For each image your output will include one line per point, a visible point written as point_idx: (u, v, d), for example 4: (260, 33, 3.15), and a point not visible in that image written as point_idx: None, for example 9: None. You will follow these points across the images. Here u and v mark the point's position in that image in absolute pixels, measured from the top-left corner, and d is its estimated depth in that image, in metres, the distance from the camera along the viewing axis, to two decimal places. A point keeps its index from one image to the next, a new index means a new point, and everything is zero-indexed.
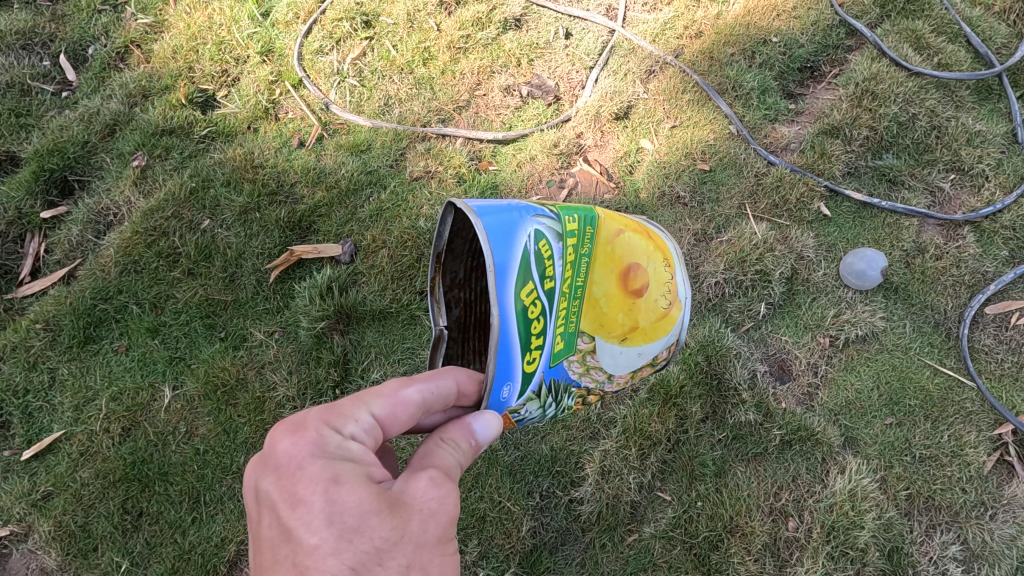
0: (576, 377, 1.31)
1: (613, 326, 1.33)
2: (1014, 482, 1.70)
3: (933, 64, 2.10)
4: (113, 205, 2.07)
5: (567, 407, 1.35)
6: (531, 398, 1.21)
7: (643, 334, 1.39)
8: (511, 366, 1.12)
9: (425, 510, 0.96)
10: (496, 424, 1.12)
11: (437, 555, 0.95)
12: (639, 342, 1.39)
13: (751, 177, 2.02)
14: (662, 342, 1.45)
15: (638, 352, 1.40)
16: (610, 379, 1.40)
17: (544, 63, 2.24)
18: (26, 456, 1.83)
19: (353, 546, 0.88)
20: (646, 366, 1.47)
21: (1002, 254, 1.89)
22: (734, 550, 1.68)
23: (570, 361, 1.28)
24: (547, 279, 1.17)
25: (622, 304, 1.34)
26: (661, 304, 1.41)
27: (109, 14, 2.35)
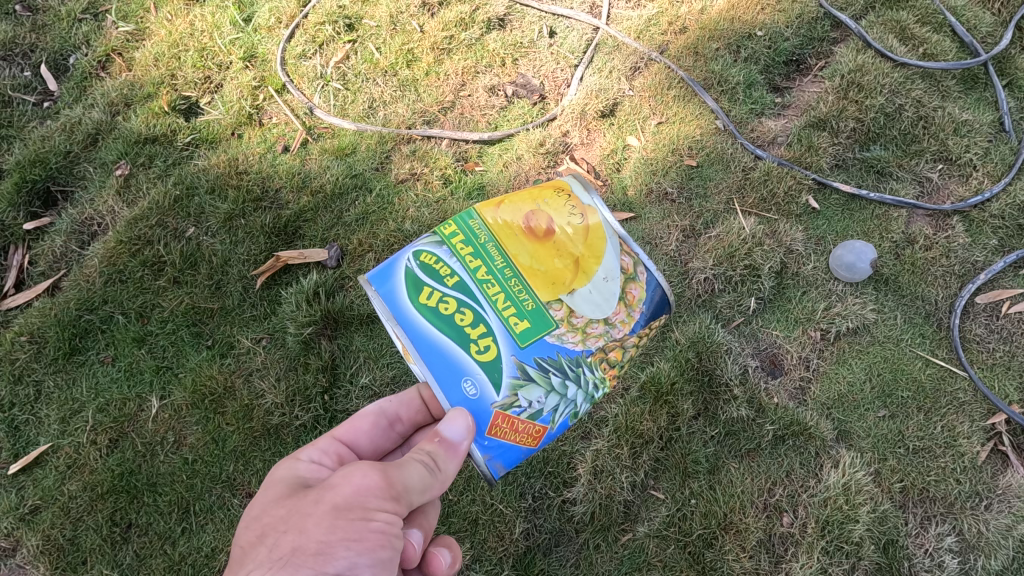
0: (577, 345, 1.14)
1: (559, 274, 1.15)
2: (1008, 471, 1.70)
3: (918, 54, 2.10)
4: (97, 215, 2.06)
5: (598, 379, 1.17)
6: (519, 385, 1.10)
7: (587, 257, 1.16)
8: (457, 362, 1.09)
9: (325, 488, 1.08)
10: (458, 415, 1.07)
11: (325, 518, 1.03)
12: (592, 267, 1.16)
13: (738, 172, 2.01)
14: (614, 251, 1.17)
15: (601, 274, 1.15)
16: (610, 323, 1.16)
17: (528, 62, 2.23)
18: (12, 470, 1.81)
19: (251, 528, 1.10)
20: (630, 283, 1.17)
21: (992, 243, 1.88)
22: (728, 547, 1.67)
23: (555, 333, 1.14)
24: (447, 275, 1.14)
25: (545, 245, 1.17)
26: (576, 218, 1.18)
27: (89, 23, 2.34)
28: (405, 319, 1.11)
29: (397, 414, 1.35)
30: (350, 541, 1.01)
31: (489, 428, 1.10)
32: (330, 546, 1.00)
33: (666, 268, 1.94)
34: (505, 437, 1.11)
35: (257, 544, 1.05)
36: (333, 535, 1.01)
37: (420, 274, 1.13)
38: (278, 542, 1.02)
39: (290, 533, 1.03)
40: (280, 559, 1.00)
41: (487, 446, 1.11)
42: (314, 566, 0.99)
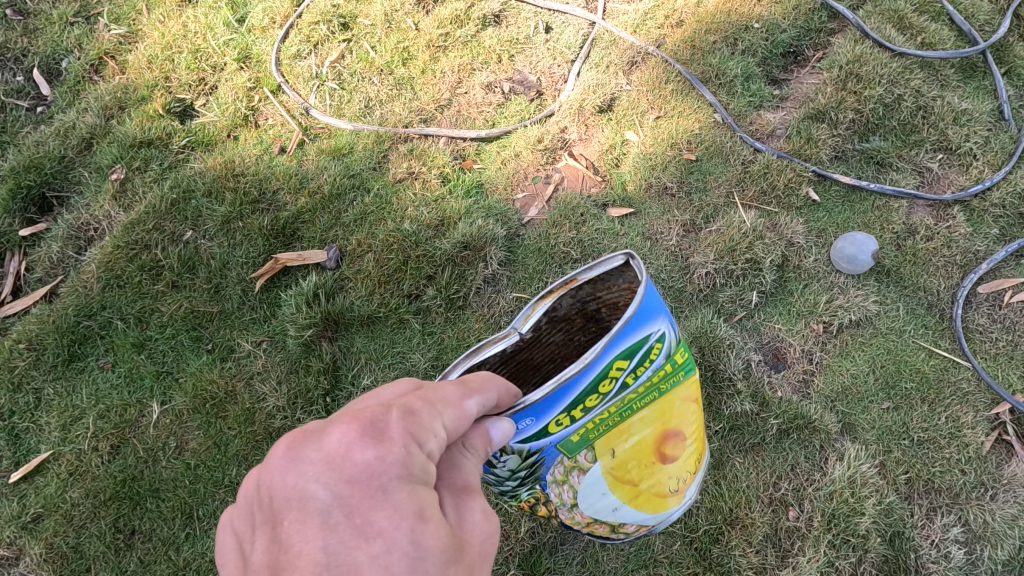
0: (551, 480, 1.21)
1: (627, 463, 1.26)
2: (1013, 461, 1.70)
3: (917, 43, 2.09)
4: (94, 220, 2.04)
5: (517, 496, 1.27)
6: (520, 453, 1.09)
7: (636, 499, 1.35)
8: (553, 406, 1.03)
9: (482, 552, 0.87)
10: (507, 434, 1.00)
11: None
12: (626, 500, 1.34)
13: (738, 165, 2.00)
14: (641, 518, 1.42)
15: (617, 507, 1.34)
16: (572, 508, 1.31)
17: (525, 58, 2.22)
18: (14, 478, 1.80)
19: None
20: (604, 522, 1.41)
21: (993, 232, 1.88)
22: (734, 542, 1.67)
23: (564, 459, 1.17)
24: (636, 374, 1.10)
25: (645, 457, 1.27)
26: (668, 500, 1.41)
27: (82, 26, 2.31)
28: (604, 353, 1.01)
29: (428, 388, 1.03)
30: None
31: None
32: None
33: (667, 263, 1.92)
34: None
35: None
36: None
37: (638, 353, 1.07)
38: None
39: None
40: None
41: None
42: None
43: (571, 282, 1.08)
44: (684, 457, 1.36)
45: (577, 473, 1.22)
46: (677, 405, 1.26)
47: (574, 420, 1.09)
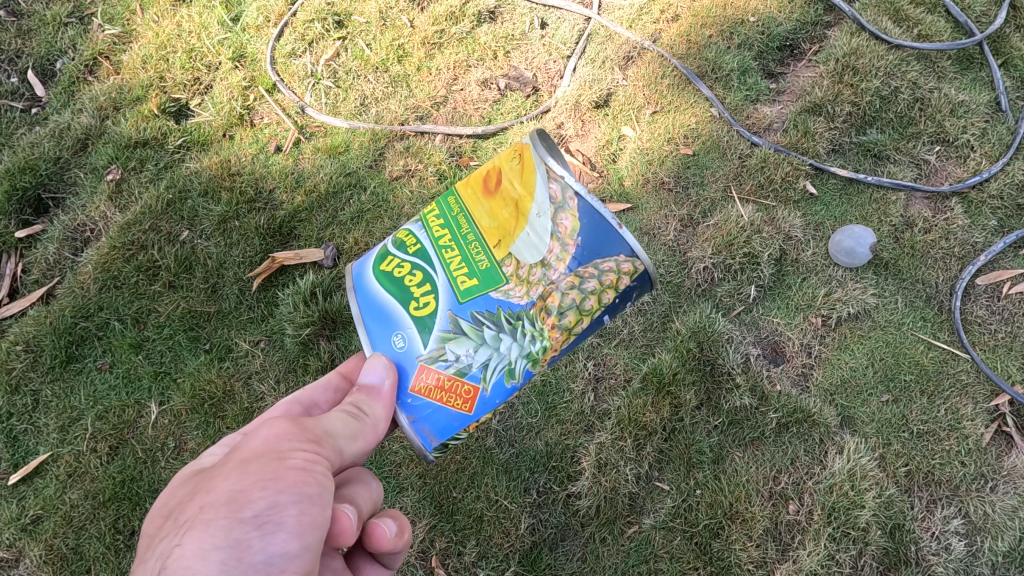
0: (522, 298, 1.12)
1: (506, 223, 1.13)
2: (1013, 452, 1.70)
3: (913, 36, 2.09)
4: (90, 221, 2.04)
5: (537, 332, 1.14)
6: (448, 337, 1.14)
7: (521, 196, 1.11)
8: (394, 317, 1.18)
9: (235, 453, 1.05)
10: (375, 359, 1.18)
11: (232, 470, 0.97)
12: (526, 208, 1.11)
13: (735, 159, 2.00)
14: (542, 182, 1.10)
15: (534, 215, 1.10)
16: (547, 265, 1.11)
17: (520, 54, 2.21)
18: (12, 480, 1.80)
19: (160, 515, 1.02)
20: (559, 213, 1.09)
21: (991, 224, 1.88)
22: (735, 536, 1.67)
23: (500, 290, 1.13)
24: (411, 244, 1.21)
25: (494, 198, 1.15)
26: (513, 161, 1.13)
27: (76, 26, 2.31)
28: (357, 282, 1.25)
29: (311, 399, 1.34)
30: (265, 480, 0.94)
31: (412, 384, 1.16)
32: (243, 490, 0.93)
33: (665, 258, 1.92)
34: (429, 398, 1.15)
35: (165, 524, 0.97)
36: (246, 480, 0.94)
37: (389, 246, 1.24)
38: (186, 508, 0.96)
39: (198, 497, 0.96)
40: (188, 520, 0.91)
41: (411, 406, 1.17)
42: (229, 515, 0.90)
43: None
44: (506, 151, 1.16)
45: (519, 270, 1.13)
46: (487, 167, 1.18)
47: (432, 289, 1.17)
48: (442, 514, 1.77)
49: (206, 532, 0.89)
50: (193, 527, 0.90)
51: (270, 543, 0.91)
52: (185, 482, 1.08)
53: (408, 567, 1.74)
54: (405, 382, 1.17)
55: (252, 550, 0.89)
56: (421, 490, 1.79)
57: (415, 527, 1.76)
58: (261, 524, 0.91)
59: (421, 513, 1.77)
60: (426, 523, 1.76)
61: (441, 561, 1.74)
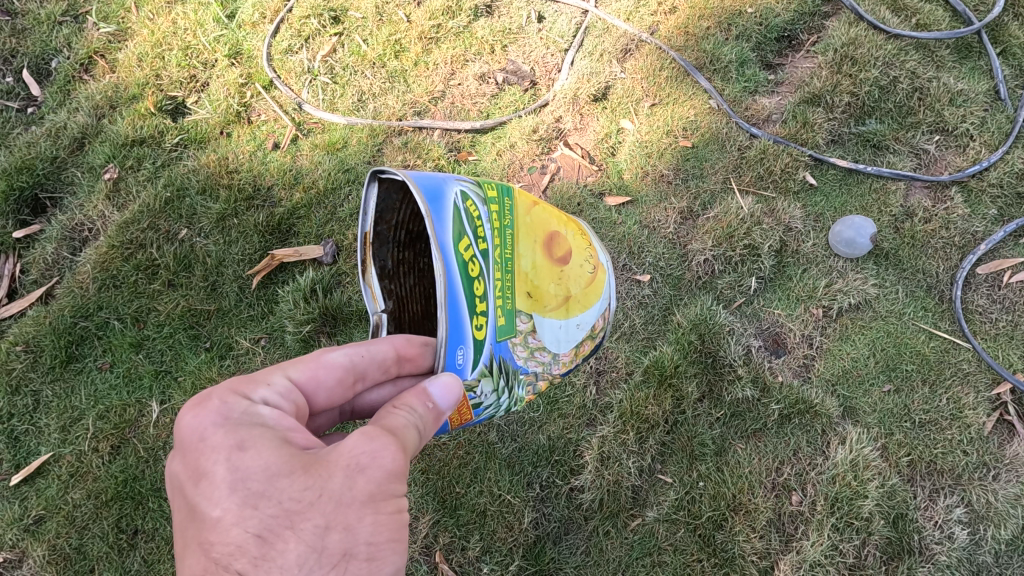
0: (522, 361, 1.30)
1: (547, 295, 1.35)
2: (1014, 441, 1.70)
3: (912, 25, 2.08)
4: (87, 220, 2.03)
5: (517, 397, 1.34)
6: (485, 374, 1.18)
7: (578, 303, 1.44)
8: (462, 327, 1.10)
9: (350, 465, 0.92)
10: (455, 385, 1.07)
11: (367, 515, 0.90)
12: (569, 311, 1.42)
13: (735, 151, 1.99)
14: (597, 310, 1.52)
15: (570, 319, 1.42)
16: (552, 357, 1.40)
17: (517, 48, 2.20)
18: (14, 481, 1.80)
19: (259, 510, 0.86)
20: (587, 339, 1.52)
21: (991, 213, 1.88)
22: (738, 528, 1.67)
23: (514, 341, 1.27)
24: (479, 234, 1.18)
25: (552, 277, 1.36)
26: (587, 272, 1.47)
27: (70, 25, 2.29)
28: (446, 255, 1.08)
29: (364, 372, 1.17)
30: (394, 541, 0.94)
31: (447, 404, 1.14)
32: (379, 549, 0.91)
33: (665, 251, 1.92)
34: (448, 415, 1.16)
35: (284, 536, 0.85)
36: (382, 536, 0.92)
37: (464, 219, 1.15)
38: (320, 541, 0.86)
39: (332, 530, 0.87)
40: (332, 566, 0.86)
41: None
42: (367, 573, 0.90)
43: (369, 237, 1.17)
44: (574, 243, 1.46)
45: (530, 338, 1.31)
46: (545, 232, 1.38)
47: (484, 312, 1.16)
48: (445, 509, 1.77)
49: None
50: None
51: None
52: (278, 464, 0.91)
53: (412, 562, 1.75)
54: None
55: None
56: (424, 485, 1.79)
57: (418, 523, 1.77)
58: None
59: (425, 508, 1.78)
60: (430, 518, 1.77)
61: (445, 556, 1.74)
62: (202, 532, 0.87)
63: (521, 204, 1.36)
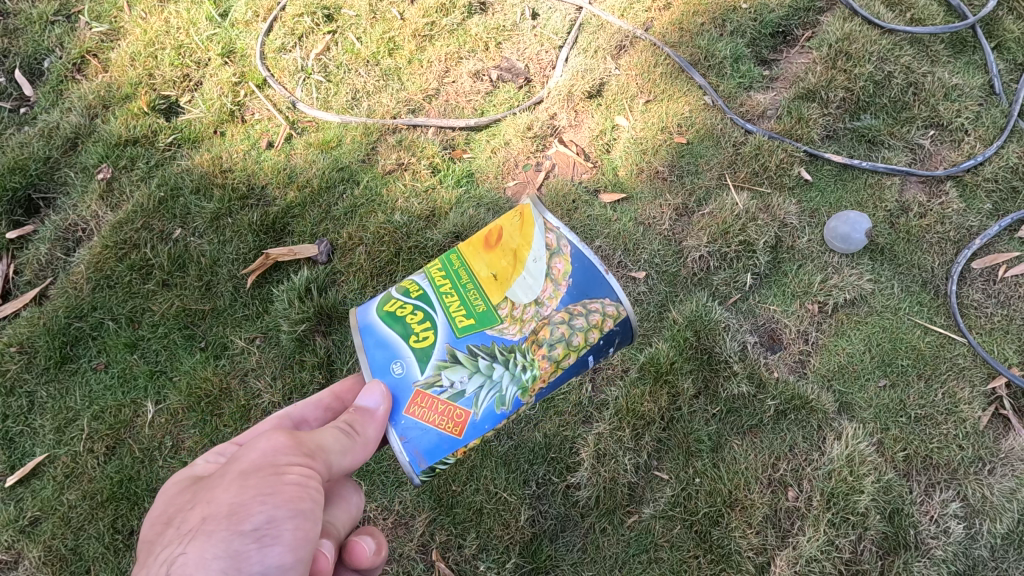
0: (515, 334, 1.15)
1: (500, 269, 1.18)
2: (1010, 435, 1.70)
3: (906, 20, 2.08)
4: (81, 220, 2.02)
5: (528, 362, 1.15)
6: (444, 366, 1.14)
7: (522, 247, 1.16)
8: (394, 346, 1.17)
9: (234, 460, 1.05)
10: (375, 384, 1.15)
11: (232, 483, 0.97)
12: (521, 254, 1.16)
13: (730, 147, 1.99)
14: (539, 233, 1.16)
15: (530, 259, 1.15)
16: (539, 302, 1.15)
17: (512, 45, 2.20)
18: (10, 482, 1.79)
19: (160, 523, 1.02)
20: (554, 259, 1.15)
21: (986, 207, 1.87)
22: (734, 524, 1.67)
23: (491, 326, 1.16)
24: (412, 286, 1.21)
25: (493, 250, 1.19)
26: (512, 218, 1.19)
27: (62, 25, 2.28)
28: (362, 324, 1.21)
29: (302, 416, 1.31)
30: (265, 495, 0.94)
31: (408, 407, 1.14)
32: (243, 504, 0.93)
33: (661, 248, 1.92)
34: (422, 418, 1.13)
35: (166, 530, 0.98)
36: (245, 495, 0.94)
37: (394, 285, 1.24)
38: (188, 518, 0.95)
39: (200, 507, 0.97)
40: (190, 531, 0.92)
41: (405, 426, 1.14)
42: (229, 529, 0.91)
43: None
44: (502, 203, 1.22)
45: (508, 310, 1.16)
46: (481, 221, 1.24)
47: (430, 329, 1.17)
48: (442, 507, 1.77)
49: (208, 545, 0.89)
50: (196, 537, 0.91)
51: (267, 556, 0.92)
52: (184, 491, 1.07)
53: (408, 561, 1.74)
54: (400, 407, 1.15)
55: (251, 561, 0.91)
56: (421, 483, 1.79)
57: (415, 521, 1.76)
58: (260, 537, 0.92)
59: (421, 507, 1.78)
60: (426, 517, 1.76)
61: (442, 554, 1.74)
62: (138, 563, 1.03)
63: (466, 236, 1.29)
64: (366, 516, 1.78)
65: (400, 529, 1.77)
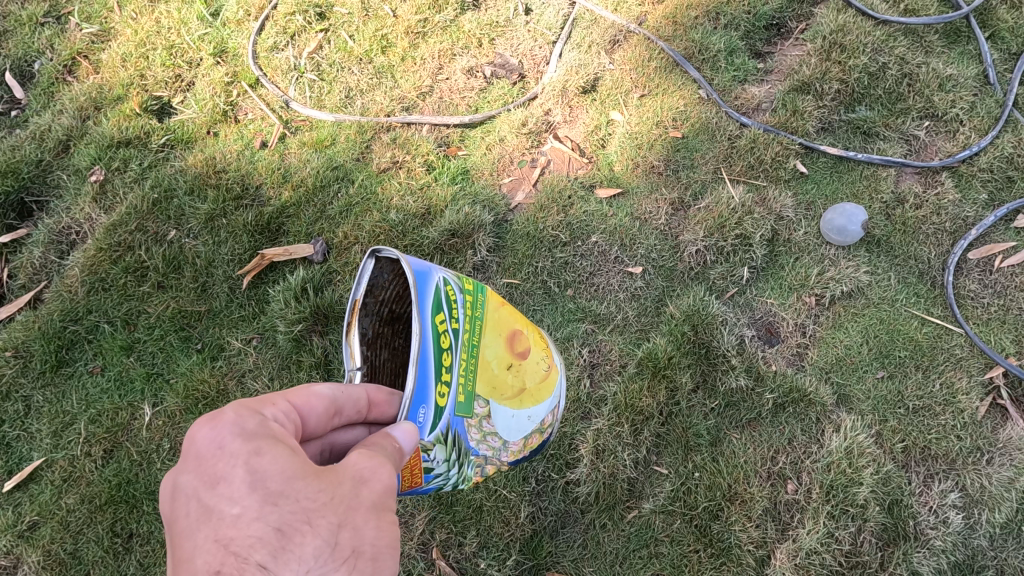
0: (474, 445, 1.29)
1: (506, 386, 1.35)
2: (1008, 425, 1.70)
3: (900, 10, 2.07)
4: (75, 223, 2.01)
5: (466, 476, 1.32)
6: (440, 439, 1.18)
7: (533, 396, 1.43)
8: (427, 384, 1.14)
9: (355, 474, 0.90)
10: (415, 432, 1.07)
11: (373, 519, 0.88)
12: (526, 404, 1.41)
13: (725, 140, 1.99)
14: (547, 404, 1.49)
15: (526, 414, 1.41)
16: (505, 445, 1.38)
17: (505, 41, 2.19)
18: (7, 487, 1.78)
19: (274, 506, 0.81)
20: (535, 433, 1.48)
21: (982, 197, 1.87)
22: (734, 518, 1.67)
23: (471, 425, 1.26)
24: (455, 318, 1.24)
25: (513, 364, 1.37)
26: (541, 366, 1.47)
27: (52, 26, 2.27)
28: (424, 325, 1.14)
29: (344, 406, 1.13)
30: (395, 549, 0.89)
31: None
32: (382, 552, 0.87)
33: (657, 243, 1.91)
34: (402, 468, 1.14)
35: (300, 532, 0.80)
36: (386, 542, 0.88)
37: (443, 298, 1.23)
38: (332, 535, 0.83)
39: (344, 529, 0.84)
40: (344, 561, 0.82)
41: None
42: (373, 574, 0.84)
43: (358, 305, 1.23)
44: (534, 339, 1.49)
45: (485, 425, 1.30)
46: (513, 329, 1.42)
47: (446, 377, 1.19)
48: (442, 506, 1.77)
49: None
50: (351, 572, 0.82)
51: None
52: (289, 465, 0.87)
53: (409, 560, 1.74)
54: None
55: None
56: None
57: (415, 520, 1.76)
58: None
59: (421, 505, 1.77)
60: (426, 515, 1.76)
61: (442, 552, 1.74)
62: (213, 528, 0.80)
63: (491, 301, 1.40)
64: None
65: (399, 528, 1.77)
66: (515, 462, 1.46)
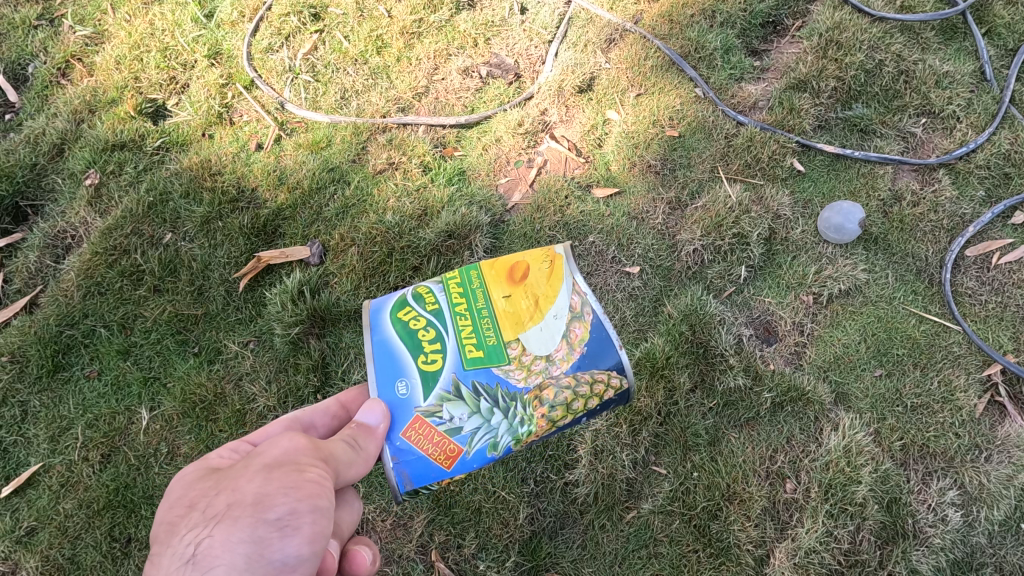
0: (519, 381, 1.16)
1: (515, 310, 1.22)
2: (1005, 422, 1.70)
3: (896, 7, 2.06)
4: (70, 227, 2.01)
5: (527, 416, 1.14)
6: (447, 398, 1.14)
7: (544, 297, 1.21)
8: (399, 362, 1.18)
9: (253, 455, 1.03)
10: (378, 401, 1.14)
11: (257, 474, 0.95)
12: (544, 308, 1.20)
13: (722, 139, 1.98)
14: (565, 291, 1.20)
15: (551, 316, 1.19)
16: (549, 360, 1.17)
17: (501, 41, 2.18)
18: (4, 493, 1.78)
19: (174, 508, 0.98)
20: (574, 323, 1.18)
21: (979, 194, 1.87)
22: (733, 517, 1.67)
23: (501, 368, 1.17)
24: (429, 300, 1.24)
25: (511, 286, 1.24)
26: (542, 263, 1.24)
27: (45, 29, 2.26)
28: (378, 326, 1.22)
29: (311, 422, 1.29)
30: (288, 488, 0.94)
31: (405, 429, 1.13)
32: (268, 495, 0.92)
33: (654, 242, 1.91)
34: (419, 445, 1.12)
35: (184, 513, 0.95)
36: (270, 485, 0.93)
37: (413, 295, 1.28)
38: (212, 503, 0.94)
39: (224, 494, 0.95)
40: (216, 515, 0.91)
41: (399, 447, 1.12)
42: (254, 515, 0.90)
43: None
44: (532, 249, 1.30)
45: (515, 357, 1.18)
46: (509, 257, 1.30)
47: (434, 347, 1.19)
48: (440, 508, 1.76)
49: (233, 533, 0.88)
50: (225, 519, 0.90)
51: (288, 544, 0.91)
52: (202, 478, 1.04)
53: (408, 562, 1.74)
54: (397, 428, 1.14)
55: (272, 549, 0.89)
56: None
57: (414, 522, 1.76)
58: (282, 527, 0.91)
59: (419, 508, 1.76)
60: (425, 517, 1.76)
61: (441, 554, 1.73)
62: None
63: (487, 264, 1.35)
64: (364, 518, 1.77)
65: (398, 531, 1.76)
66: (584, 368, 1.16)
